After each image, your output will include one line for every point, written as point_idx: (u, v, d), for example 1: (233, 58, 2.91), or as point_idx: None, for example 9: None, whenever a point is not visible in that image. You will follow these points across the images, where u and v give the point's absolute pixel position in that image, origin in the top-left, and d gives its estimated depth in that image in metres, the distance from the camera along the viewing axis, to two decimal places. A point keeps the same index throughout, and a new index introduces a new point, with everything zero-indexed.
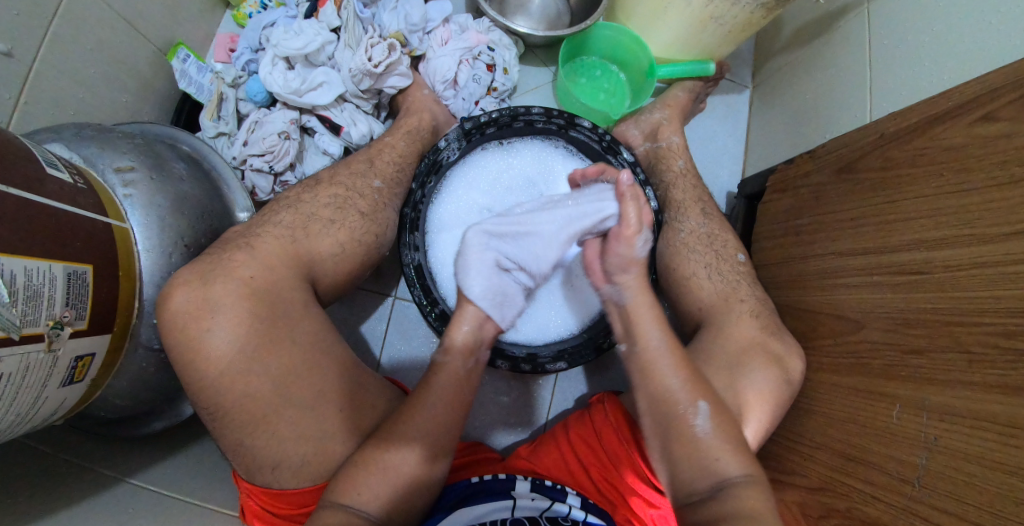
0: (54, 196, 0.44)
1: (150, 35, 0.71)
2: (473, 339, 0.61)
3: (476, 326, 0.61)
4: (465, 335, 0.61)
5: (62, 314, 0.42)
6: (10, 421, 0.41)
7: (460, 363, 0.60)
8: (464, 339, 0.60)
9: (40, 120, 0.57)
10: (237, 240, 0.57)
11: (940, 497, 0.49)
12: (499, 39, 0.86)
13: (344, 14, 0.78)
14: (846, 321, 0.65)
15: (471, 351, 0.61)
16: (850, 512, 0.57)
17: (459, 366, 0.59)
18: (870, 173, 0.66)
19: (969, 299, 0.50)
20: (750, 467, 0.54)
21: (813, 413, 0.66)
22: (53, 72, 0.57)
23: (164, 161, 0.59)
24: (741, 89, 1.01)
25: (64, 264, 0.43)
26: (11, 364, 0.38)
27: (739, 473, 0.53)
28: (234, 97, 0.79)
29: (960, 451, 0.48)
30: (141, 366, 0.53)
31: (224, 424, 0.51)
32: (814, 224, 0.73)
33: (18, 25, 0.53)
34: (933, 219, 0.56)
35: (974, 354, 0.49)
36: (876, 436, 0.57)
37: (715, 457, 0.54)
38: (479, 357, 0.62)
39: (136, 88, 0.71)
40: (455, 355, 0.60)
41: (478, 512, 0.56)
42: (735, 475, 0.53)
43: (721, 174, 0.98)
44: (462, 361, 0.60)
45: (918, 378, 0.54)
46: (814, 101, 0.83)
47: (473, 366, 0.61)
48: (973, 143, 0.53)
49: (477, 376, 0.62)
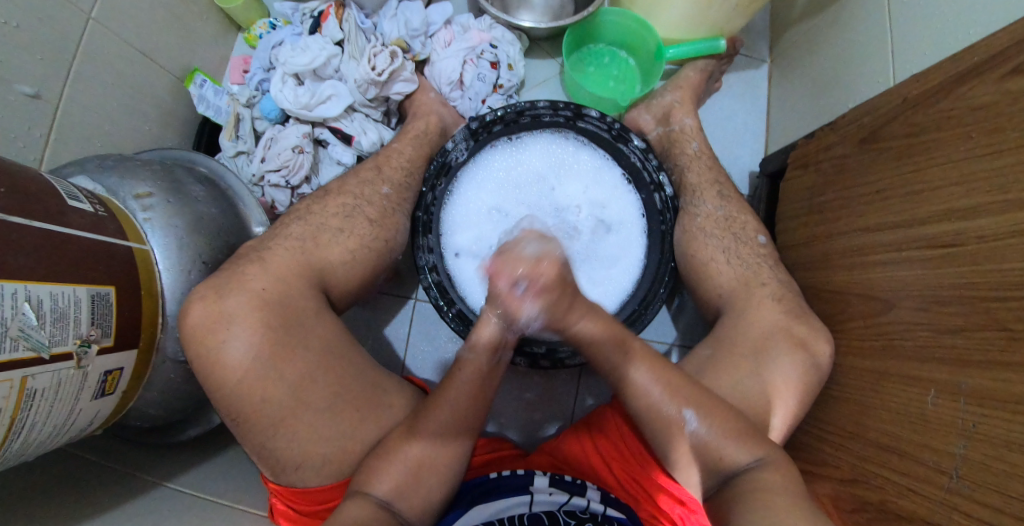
0: (76, 225, 0.48)
1: (167, 65, 0.76)
2: (498, 334, 0.58)
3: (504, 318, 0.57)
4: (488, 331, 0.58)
5: (89, 332, 0.46)
6: (48, 432, 0.45)
7: (485, 358, 0.58)
8: (490, 335, 0.58)
9: (68, 155, 0.62)
10: (250, 254, 0.59)
11: (979, 489, 0.45)
12: (501, 36, 0.86)
13: (346, 27, 0.80)
14: (879, 301, 0.61)
15: (497, 347, 0.58)
16: (884, 505, 0.54)
17: (484, 363, 0.58)
18: (896, 142, 0.62)
19: (1005, 273, 0.46)
20: (762, 451, 0.54)
21: (844, 399, 0.63)
22: (77, 110, 0.62)
23: (182, 185, 0.63)
24: (758, 64, 0.97)
25: (87, 287, 0.46)
26: (44, 381, 0.42)
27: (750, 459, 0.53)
28: (250, 116, 0.82)
29: (999, 439, 0.44)
30: (169, 376, 0.57)
31: (245, 430, 0.54)
32: (839, 200, 0.69)
33: (42, 69, 0.57)
34: (965, 187, 0.52)
35: (1013, 332, 0.44)
36: (911, 424, 0.53)
37: (726, 448, 0.54)
38: (502, 356, 0.60)
39: (157, 117, 0.75)
40: (479, 352, 0.58)
41: (495, 507, 0.60)
42: (746, 462, 0.53)
43: (741, 154, 0.95)
44: (487, 357, 0.58)
45: (953, 360, 0.50)
46: (836, 69, 0.78)
47: (498, 361, 0.60)
48: (1001, 101, 0.49)
49: (499, 368, 0.60)
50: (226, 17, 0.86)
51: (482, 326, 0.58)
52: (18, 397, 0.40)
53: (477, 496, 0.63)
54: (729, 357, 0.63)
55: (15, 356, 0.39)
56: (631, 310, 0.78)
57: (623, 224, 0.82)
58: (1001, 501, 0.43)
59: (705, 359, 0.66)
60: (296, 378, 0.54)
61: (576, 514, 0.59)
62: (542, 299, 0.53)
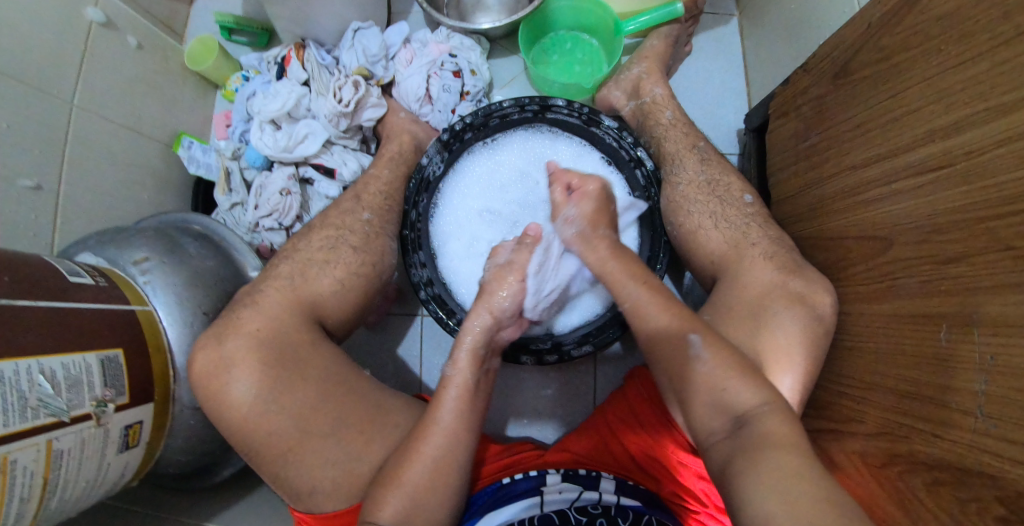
0: (79, 298, 0.51)
1: (153, 133, 0.82)
2: (480, 347, 0.63)
3: (489, 321, 0.64)
4: (469, 349, 0.62)
5: (104, 393, 0.50)
6: (82, 488, 0.49)
7: (467, 375, 0.61)
8: (469, 349, 0.62)
9: (75, 234, 0.68)
10: (244, 299, 0.63)
11: (1007, 427, 0.40)
12: (460, 44, 0.89)
13: (309, 66, 0.84)
14: (878, 241, 0.56)
15: (479, 362, 0.62)
16: (912, 456, 0.49)
17: (465, 379, 0.60)
18: (867, 70, 0.58)
19: (1003, 186, 0.41)
20: None
21: (857, 349, 0.58)
22: (76, 191, 0.68)
23: (178, 244, 0.67)
24: (728, 19, 0.94)
25: (96, 352, 0.50)
26: (68, 441, 0.46)
27: None
28: (238, 168, 0.87)
29: (1022, 369, 0.39)
30: (190, 423, 0.60)
31: (261, 465, 0.57)
32: (822, 142, 0.65)
33: (39, 161, 0.63)
34: (943, 103, 0.47)
35: (1018, 249, 0.39)
36: (927, 366, 0.48)
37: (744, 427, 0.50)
38: (489, 366, 0.64)
39: (152, 183, 0.81)
40: (462, 368, 0.61)
41: (511, 511, 0.62)
42: None
43: (723, 114, 0.92)
44: (471, 374, 0.61)
45: (960, 289, 0.45)
46: (804, 6, 0.75)
47: (483, 376, 0.62)
48: (966, 3, 0.45)
49: (485, 383, 0.63)
50: (203, 79, 0.91)
51: (465, 341, 0.63)
52: (46, 459, 0.44)
53: (490, 503, 0.64)
54: (729, 326, 0.62)
55: (36, 423, 0.43)
56: None
57: None
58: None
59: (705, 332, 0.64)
60: (300, 407, 0.57)
61: (588, 509, 0.63)
62: (584, 205, 0.69)
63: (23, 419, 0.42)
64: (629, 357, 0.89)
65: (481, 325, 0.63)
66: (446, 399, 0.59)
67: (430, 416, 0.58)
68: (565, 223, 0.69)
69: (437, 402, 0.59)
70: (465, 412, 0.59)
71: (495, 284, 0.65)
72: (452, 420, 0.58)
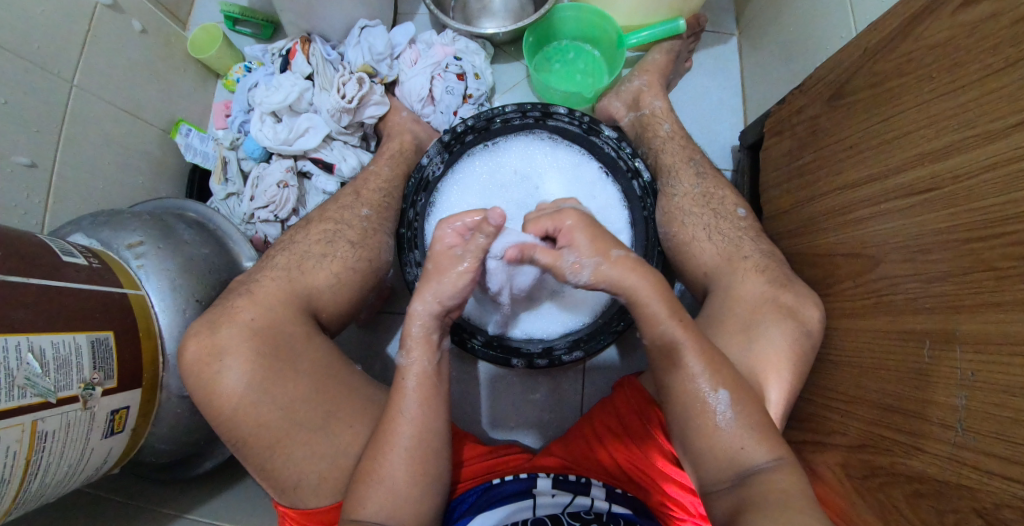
0: (72, 279, 0.51)
1: (152, 119, 0.81)
2: (433, 331, 0.60)
3: (437, 307, 0.60)
4: (421, 336, 0.59)
5: (92, 376, 0.49)
6: (64, 472, 0.48)
7: (424, 362, 0.59)
8: (421, 336, 0.59)
9: (67, 214, 0.67)
10: (239, 289, 0.63)
11: (986, 440, 0.41)
12: (465, 47, 0.90)
13: (314, 60, 0.84)
14: (865, 258, 0.58)
15: (433, 347, 0.60)
16: (893, 468, 0.50)
17: (424, 365, 0.59)
18: (861, 94, 0.60)
19: (986, 209, 0.43)
20: (779, 451, 0.52)
21: (842, 363, 0.60)
22: (70, 171, 0.67)
23: (172, 230, 0.66)
24: (727, 38, 0.96)
25: (86, 333, 0.49)
26: (53, 423, 0.45)
27: (765, 460, 0.51)
28: (235, 158, 0.87)
29: (1000, 384, 0.41)
30: (177, 411, 0.60)
31: (248, 456, 0.56)
32: (815, 161, 0.67)
33: (35, 139, 0.62)
34: (931, 128, 0.49)
35: (1000, 270, 0.41)
36: (909, 380, 0.49)
37: (746, 444, 0.52)
38: (441, 349, 0.61)
39: (147, 168, 0.80)
40: (418, 355, 0.59)
41: (502, 513, 0.63)
42: (763, 463, 0.51)
43: (719, 130, 0.94)
44: (427, 360, 0.59)
45: (944, 307, 0.46)
46: (802, 30, 0.77)
47: (440, 360, 0.60)
48: (958, 35, 0.47)
49: (444, 368, 0.61)
50: (204, 67, 0.91)
51: (414, 329, 0.59)
52: (30, 440, 0.43)
53: (480, 505, 0.65)
54: (721, 335, 0.63)
55: (22, 402, 0.42)
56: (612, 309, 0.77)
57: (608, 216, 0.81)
58: (1009, 451, 0.39)
59: None
60: (291, 399, 0.57)
61: (581, 515, 0.63)
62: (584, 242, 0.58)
63: (9, 397, 0.41)
64: (619, 365, 0.90)
65: (428, 309, 0.60)
66: (406, 389, 0.57)
67: (391, 408, 0.57)
68: (575, 273, 0.58)
69: (398, 394, 0.57)
70: (436, 399, 0.57)
71: (445, 261, 0.60)
72: (417, 410, 0.56)
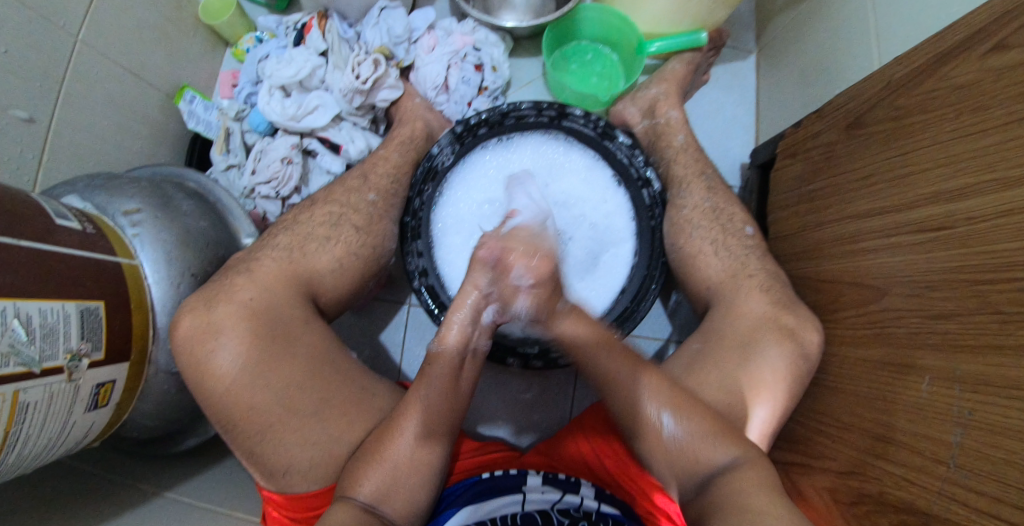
0: (64, 243, 0.48)
1: (156, 82, 0.78)
2: (469, 327, 0.60)
3: (481, 299, 0.59)
4: (459, 327, 0.59)
5: (79, 346, 0.47)
6: (44, 445, 0.46)
7: (456, 351, 0.59)
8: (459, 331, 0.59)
9: (62, 174, 0.64)
10: (238, 266, 0.61)
11: (978, 479, 0.42)
12: (485, 37, 0.87)
13: (330, 37, 0.82)
14: (871, 289, 0.58)
15: (468, 341, 0.60)
16: (881, 497, 0.51)
17: (454, 356, 0.59)
18: (880, 125, 0.60)
19: (1000, 252, 0.43)
20: None
21: (837, 389, 0.60)
22: (67, 131, 0.64)
23: (171, 200, 0.64)
24: (746, 55, 0.97)
25: (76, 302, 0.47)
26: (35, 394, 0.43)
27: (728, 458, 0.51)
28: (239, 130, 0.85)
29: (996, 425, 0.41)
30: (163, 387, 0.58)
31: (237, 438, 0.55)
32: (827, 188, 0.68)
33: (33, 93, 0.59)
34: (951, 167, 0.49)
35: (1006, 314, 0.42)
36: (903, 412, 0.50)
37: (716, 456, 0.52)
38: (476, 346, 0.61)
39: (147, 133, 0.77)
40: (450, 346, 0.59)
41: (489, 507, 0.62)
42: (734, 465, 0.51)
43: (730, 147, 0.95)
44: (460, 352, 0.59)
45: (946, 345, 0.47)
46: (822, 55, 0.77)
47: (470, 356, 0.61)
48: (987, 77, 0.47)
49: (474, 365, 0.62)
50: (213, 33, 0.88)
51: (454, 318, 0.59)
52: (10, 410, 0.41)
53: (468, 497, 0.64)
54: (719, 353, 0.63)
55: (5, 371, 0.40)
56: (623, 307, 0.77)
57: (619, 234, 0.80)
58: (999, 489, 0.40)
59: (694, 356, 0.65)
60: (284, 384, 0.55)
61: (570, 511, 0.61)
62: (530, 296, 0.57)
63: None
64: None
65: (474, 301, 0.59)
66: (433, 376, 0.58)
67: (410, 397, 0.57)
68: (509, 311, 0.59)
69: (423, 379, 0.58)
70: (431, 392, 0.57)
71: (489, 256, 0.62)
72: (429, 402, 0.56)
